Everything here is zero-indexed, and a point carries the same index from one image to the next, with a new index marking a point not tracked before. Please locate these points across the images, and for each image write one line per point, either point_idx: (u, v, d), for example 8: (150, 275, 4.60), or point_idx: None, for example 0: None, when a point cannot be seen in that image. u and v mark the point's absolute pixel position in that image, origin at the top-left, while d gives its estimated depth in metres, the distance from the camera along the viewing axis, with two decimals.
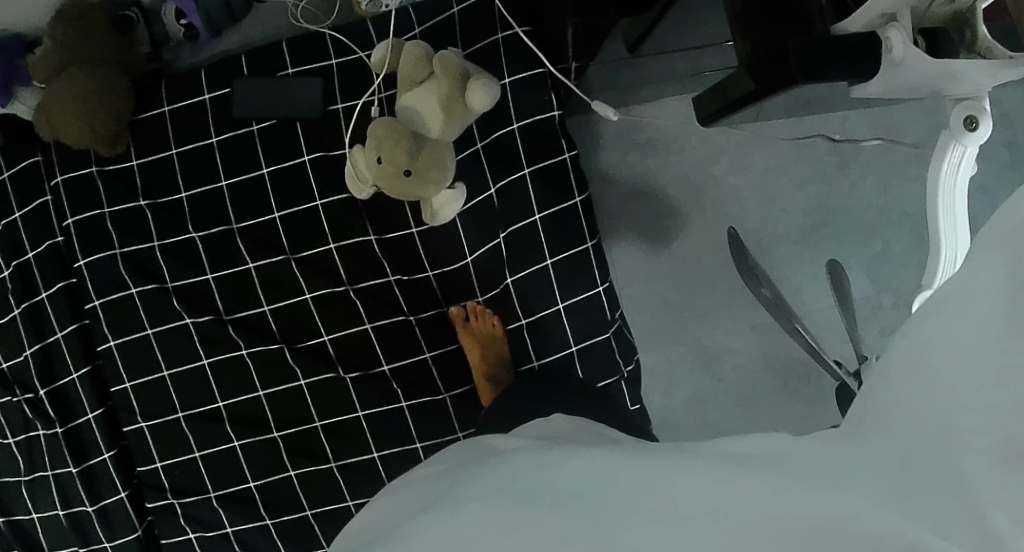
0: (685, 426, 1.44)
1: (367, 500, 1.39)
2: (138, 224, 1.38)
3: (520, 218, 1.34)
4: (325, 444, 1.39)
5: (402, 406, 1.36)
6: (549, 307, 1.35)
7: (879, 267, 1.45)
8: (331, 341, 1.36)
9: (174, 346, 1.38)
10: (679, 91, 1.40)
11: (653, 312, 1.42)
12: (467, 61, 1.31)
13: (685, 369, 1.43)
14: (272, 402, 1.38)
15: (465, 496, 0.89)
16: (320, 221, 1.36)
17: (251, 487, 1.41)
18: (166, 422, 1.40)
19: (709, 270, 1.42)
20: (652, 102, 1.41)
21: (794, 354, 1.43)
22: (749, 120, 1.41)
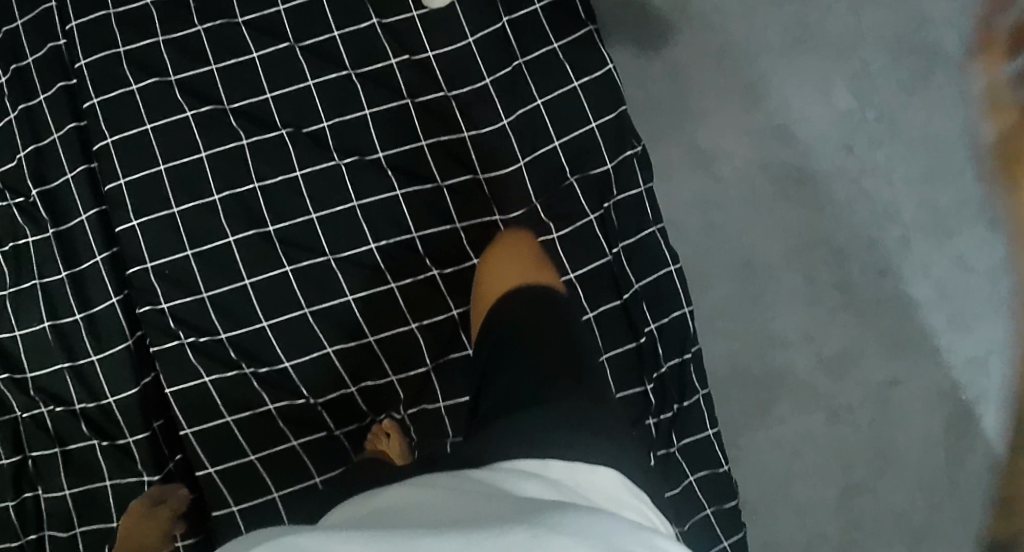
0: (690, 227, 1.51)
1: (367, 294, 1.36)
2: (142, 21, 1.41)
3: (523, 6, 1.38)
4: (322, 237, 1.36)
5: (397, 194, 1.37)
6: (563, 86, 1.37)
7: (860, 83, 1.55)
8: (330, 127, 1.38)
9: (174, 138, 1.38)
10: None
11: (651, 113, 1.52)
12: None
13: (683, 169, 1.51)
14: (268, 195, 1.37)
15: (539, 518, 0.89)
16: (324, 11, 1.40)
17: (246, 286, 1.36)
18: (158, 219, 1.37)
19: (698, 73, 1.53)
20: None
21: (786, 159, 1.52)
22: None
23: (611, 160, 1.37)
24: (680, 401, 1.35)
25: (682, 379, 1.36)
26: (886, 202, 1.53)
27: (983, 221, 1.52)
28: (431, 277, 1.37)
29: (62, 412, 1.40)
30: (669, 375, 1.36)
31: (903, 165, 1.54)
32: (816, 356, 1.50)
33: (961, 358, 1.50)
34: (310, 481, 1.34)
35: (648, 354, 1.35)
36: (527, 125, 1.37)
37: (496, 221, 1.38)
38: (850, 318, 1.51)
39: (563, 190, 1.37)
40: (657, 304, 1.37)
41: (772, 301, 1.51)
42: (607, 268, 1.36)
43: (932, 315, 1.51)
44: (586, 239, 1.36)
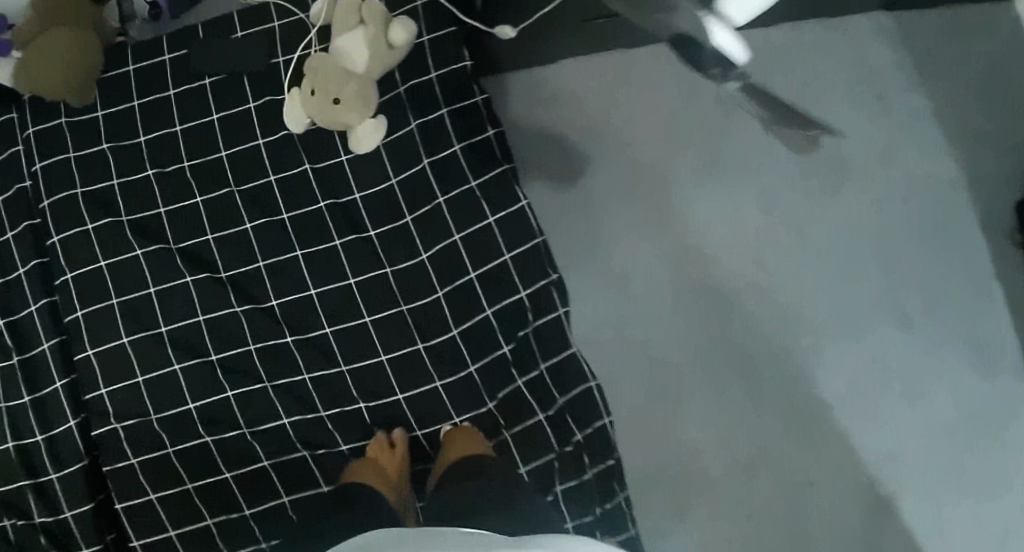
0: (606, 345, 1.64)
1: (301, 419, 1.46)
2: (99, 165, 1.54)
3: (443, 147, 1.50)
4: (260, 365, 1.48)
5: (327, 331, 1.48)
6: (480, 221, 1.48)
7: (771, 203, 1.68)
8: (265, 267, 1.50)
9: (124, 273, 1.50)
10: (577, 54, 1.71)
11: (568, 239, 1.66)
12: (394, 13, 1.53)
13: (598, 290, 1.65)
14: (212, 327, 1.48)
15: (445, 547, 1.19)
16: (261, 157, 1.53)
17: (191, 409, 1.47)
18: (111, 348, 1.48)
19: (609, 201, 1.67)
20: (553, 65, 1.72)
21: (699, 278, 1.65)
22: (630, 81, 1.70)
23: (524, 286, 1.47)
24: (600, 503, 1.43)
25: (604, 487, 1.43)
26: (798, 314, 1.65)
27: (893, 324, 1.64)
28: (358, 409, 1.47)
29: (22, 525, 1.48)
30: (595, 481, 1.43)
31: (817, 277, 1.66)
32: (730, 459, 1.60)
33: (880, 458, 1.60)
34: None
35: (571, 465, 1.43)
36: (444, 259, 1.49)
37: (419, 349, 1.47)
38: (764, 426, 1.61)
39: (474, 322, 1.47)
40: (582, 415, 1.44)
41: (687, 413, 1.62)
42: (531, 383, 1.46)
43: (845, 417, 1.61)
44: (497, 368, 1.46)
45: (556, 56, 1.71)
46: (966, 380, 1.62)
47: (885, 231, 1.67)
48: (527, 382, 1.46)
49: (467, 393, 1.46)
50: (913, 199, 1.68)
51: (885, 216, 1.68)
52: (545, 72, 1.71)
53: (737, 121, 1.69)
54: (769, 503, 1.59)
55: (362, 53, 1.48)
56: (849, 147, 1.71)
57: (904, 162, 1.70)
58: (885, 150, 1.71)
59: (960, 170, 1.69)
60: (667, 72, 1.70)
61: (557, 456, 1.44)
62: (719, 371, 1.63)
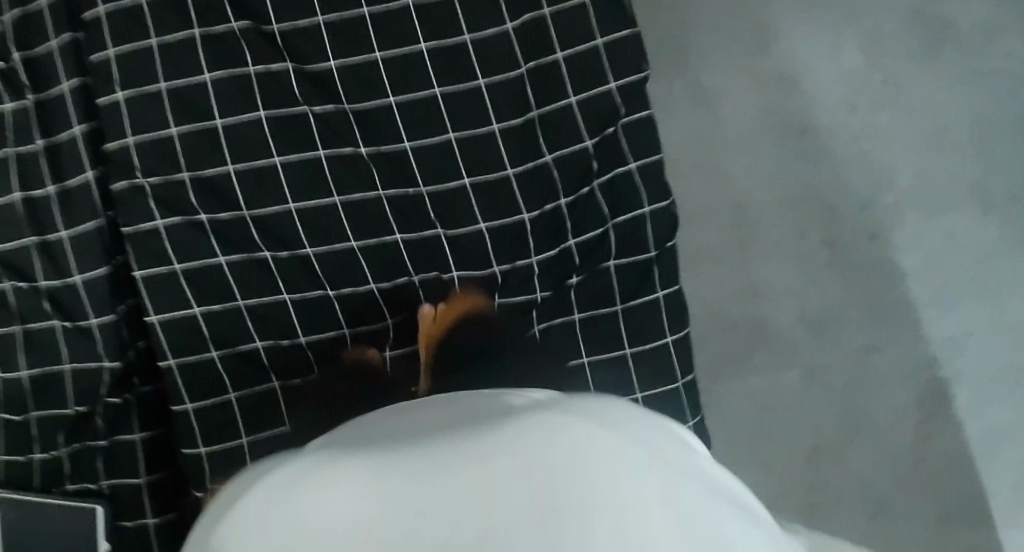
0: (682, 158, 1.54)
1: (354, 198, 1.32)
2: None
3: None
4: (315, 131, 1.32)
5: (390, 102, 1.33)
6: (574, 2, 1.35)
7: (869, 39, 1.59)
8: (326, 22, 1.33)
9: (167, 13, 1.33)
10: None
11: (656, 43, 1.57)
12: None
13: (682, 99, 1.55)
14: (261, 82, 1.33)
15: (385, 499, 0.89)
16: None
17: (230, 172, 1.31)
18: (143, 93, 1.31)
19: (704, 13, 1.57)
20: None
21: (786, 104, 1.56)
22: None
23: (614, 81, 1.34)
24: (668, 331, 1.33)
25: (675, 312, 1.34)
26: (882, 161, 1.56)
27: (974, 203, 1.56)
28: (419, 196, 1.33)
29: (24, 288, 1.35)
30: (666, 304, 1.34)
31: (905, 126, 1.57)
32: (799, 307, 1.52)
33: (942, 330, 1.52)
34: (271, 387, 1.29)
35: (643, 278, 1.34)
36: (532, 37, 1.35)
37: (492, 130, 1.33)
38: (836, 278, 1.53)
39: (557, 108, 1.34)
40: (662, 229, 1.34)
41: (761, 248, 1.52)
42: (609, 188, 1.35)
43: (919, 279, 1.53)
44: (578, 163, 1.34)
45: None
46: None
47: (979, 94, 1.59)
48: (603, 186, 1.35)
49: (537, 184, 1.33)
50: (1012, 77, 1.59)
51: (985, 87, 1.59)
52: None
53: None
54: (830, 361, 1.51)
55: None
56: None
57: (1005, 34, 1.60)
58: (989, 19, 1.61)
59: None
60: None
61: (616, 268, 1.34)
62: (795, 209, 1.54)
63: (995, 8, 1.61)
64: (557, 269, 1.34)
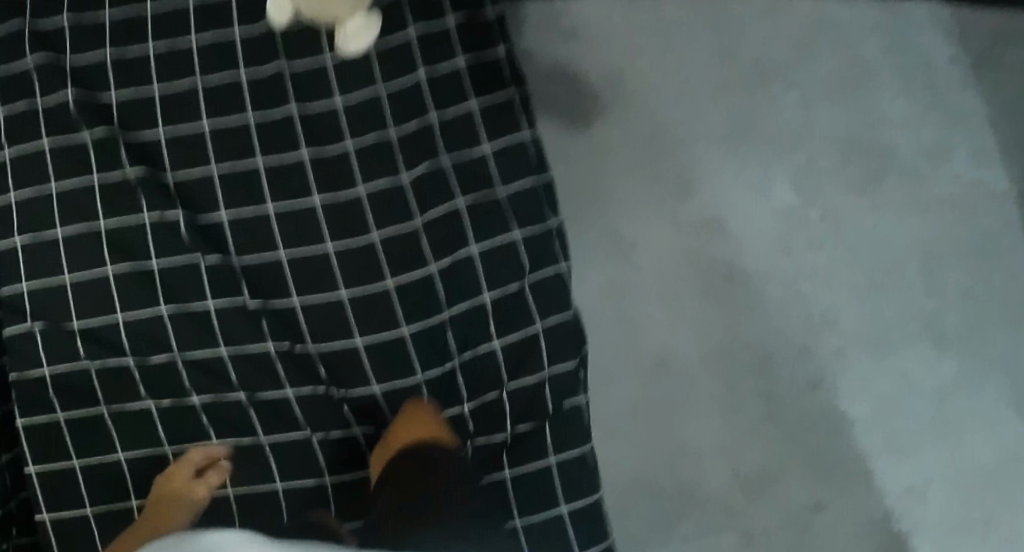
0: (602, 315, 1.44)
1: (241, 348, 1.26)
2: (54, 36, 1.35)
3: (444, 60, 1.30)
4: (205, 280, 1.27)
5: (282, 258, 1.28)
6: (475, 150, 1.29)
7: (807, 182, 1.47)
8: (219, 172, 1.29)
9: (65, 158, 1.30)
10: None
11: (569, 191, 1.46)
12: None
13: (599, 253, 1.45)
14: (155, 229, 1.28)
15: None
16: (235, 50, 1.32)
17: (119, 322, 1.27)
18: (40, 240, 1.29)
19: (619, 157, 1.46)
20: None
21: (715, 256, 1.44)
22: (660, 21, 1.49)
23: (518, 231, 1.27)
24: (565, 501, 1.25)
25: (570, 480, 1.25)
26: (825, 311, 1.44)
27: (934, 344, 1.44)
28: (308, 354, 1.27)
29: None
30: (564, 469, 1.25)
31: (854, 274, 1.45)
32: (730, 471, 1.42)
33: (897, 487, 1.41)
34: None
35: (535, 442, 1.26)
36: (427, 186, 1.28)
37: (386, 285, 1.27)
38: (774, 437, 1.42)
39: (455, 259, 1.27)
40: (562, 390, 1.26)
41: (687, 406, 1.42)
42: (513, 348, 1.27)
43: (869, 436, 1.42)
44: (470, 322, 1.28)
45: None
46: (1003, 420, 1.42)
47: (938, 231, 1.46)
48: (504, 345, 1.27)
49: (432, 340, 1.28)
50: (973, 213, 1.46)
51: (949, 223, 1.46)
52: (567, 4, 1.49)
53: (780, 87, 1.48)
54: (768, 524, 1.41)
55: None
56: (912, 133, 1.48)
57: (952, 166, 1.47)
58: (936, 146, 1.48)
59: (1011, 184, 1.46)
60: (708, 20, 1.49)
61: (512, 435, 1.27)
62: (733, 367, 1.43)
63: (939, 136, 1.48)
64: (449, 432, 1.27)
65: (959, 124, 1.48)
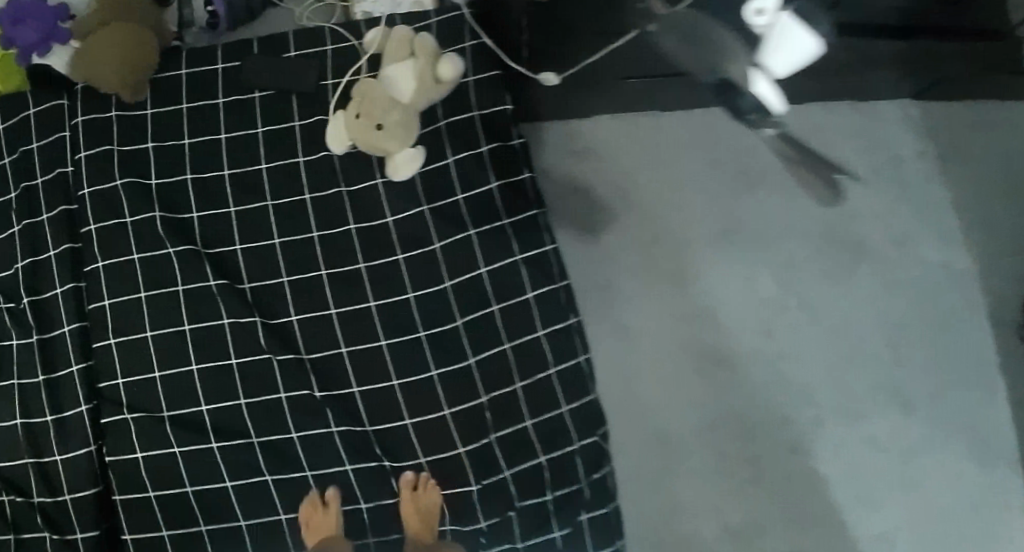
0: (612, 395, 1.67)
1: (310, 432, 1.48)
2: (140, 162, 1.57)
3: (479, 184, 1.52)
4: (278, 376, 1.49)
5: (344, 353, 1.50)
6: (508, 257, 1.50)
7: (784, 275, 1.71)
8: (289, 282, 1.52)
9: (154, 270, 1.53)
10: (608, 111, 1.75)
11: (583, 289, 1.70)
12: (448, 87, 1.52)
13: (610, 341, 1.68)
14: (234, 332, 1.50)
15: None
16: (299, 174, 1.54)
17: (202, 412, 1.49)
18: (131, 340, 1.52)
19: (627, 258, 1.70)
20: (585, 119, 1.75)
21: (708, 342, 1.68)
22: (658, 136, 1.74)
23: (543, 327, 1.50)
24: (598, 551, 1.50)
25: (603, 533, 1.50)
26: (800, 387, 1.68)
27: (895, 411, 1.68)
28: (363, 433, 1.49)
29: (21, 502, 1.51)
30: (597, 524, 1.50)
31: (826, 353, 1.69)
32: (723, 527, 1.64)
33: (867, 536, 1.64)
34: None
35: (577, 502, 1.49)
36: (468, 290, 1.50)
37: (431, 377, 1.50)
38: (760, 497, 1.65)
39: (493, 352, 1.50)
40: (590, 462, 1.50)
41: (686, 471, 1.65)
42: (544, 426, 1.50)
43: (840, 494, 1.65)
44: (507, 405, 1.50)
45: (589, 110, 1.75)
46: (964, 467, 1.65)
47: (897, 315, 1.71)
48: (537, 424, 1.49)
49: (471, 422, 1.50)
50: (925, 293, 1.72)
51: (907, 303, 1.71)
52: (577, 126, 1.75)
53: (761, 194, 1.73)
54: None
55: (407, 79, 1.50)
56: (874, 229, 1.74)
57: (915, 249, 1.73)
58: (902, 233, 1.74)
59: (968, 263, 1.72)
60: (697, 134, 1.74)
61: (552, 499, 1.49)
62: (724, 437, 1.66)
63: (906, 226, 1.74)
64: (489, 499, 1.48)
65: (917, 220, 1.75)
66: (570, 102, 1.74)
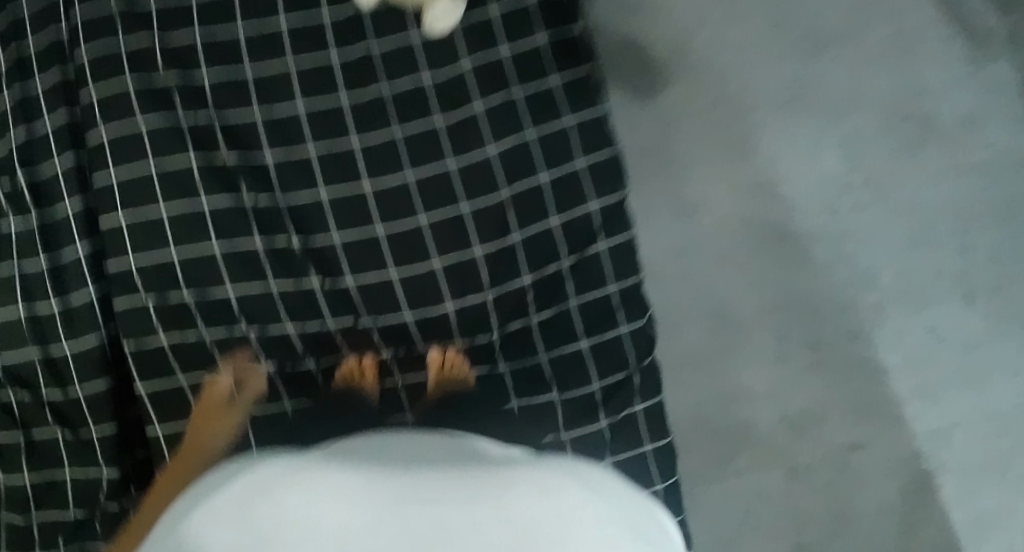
0: (666, 273, 1.56)
1: (344, 317, 1.38)
2: (142, 16, 1.41)
3: (525, 42, 1.39)
4: (307, 260, 1.38)
5: (377, 228, 1.38)
6: (555, 124, 1.38)
7: (851, 146, 1.58)
8: (314, 150, 1.39)
9: (163, 137, 1.37)
10: None
11: (636, 160, 1.57)
12: None
13: (666, 215, 1.56)
14: (257, 211, 1.38)
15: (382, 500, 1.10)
16: (324, 31, 1.40)
17: (228, 293, 1.36)
18: (142, 214, 1.36)
19: (684, 126, 1.57)
20: None
21: (769, 217, 1.56)
22: None
23: (593, 199, 1.38)
24: (650, 441, 1.37)
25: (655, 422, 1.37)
26: (865, 266, 1.56)
27: (958, 293, 1.56)
28: (402, 318, 1.39)
29: (28, 400, 1.38)
30: (649, 415, 1.38)
31: (892, 231, 1.57)
32: (780, 414, 1.54)
33: (925, 427, 1.54)
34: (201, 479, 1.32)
35: (624, 393, 1.38)
36: (509, 158, 1.38)
37: (474, 253, 1.38)
38: (820, 382, 1.55)
39: (539, 227, 1.38)
40: (642, 346, 1.39)
41: (743, 355, 1.55)
42: (591, 306, 1.39)
43: (900, 383, 1.55)
44: (551, 282, 1.39)
45: None
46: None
47: (964, 192, 1.58)
48: (582, 303, 1.38)
49: (516, 300, 1.39)
50: (994, 171, 1.58)
51: (977, 180, 1.58)
52: None
53: (827, 58, 1.59)
54: (811, 461, 1.54)
55: None
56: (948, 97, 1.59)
57: (984, 132, 1.59)
58: (975, 114, 1.59)
59: None
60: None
61: (601, 387, 1.38)
62: (784, 318, 1.55)
63: (980, 102, 1.59)
64: (526, 382, 1.38)
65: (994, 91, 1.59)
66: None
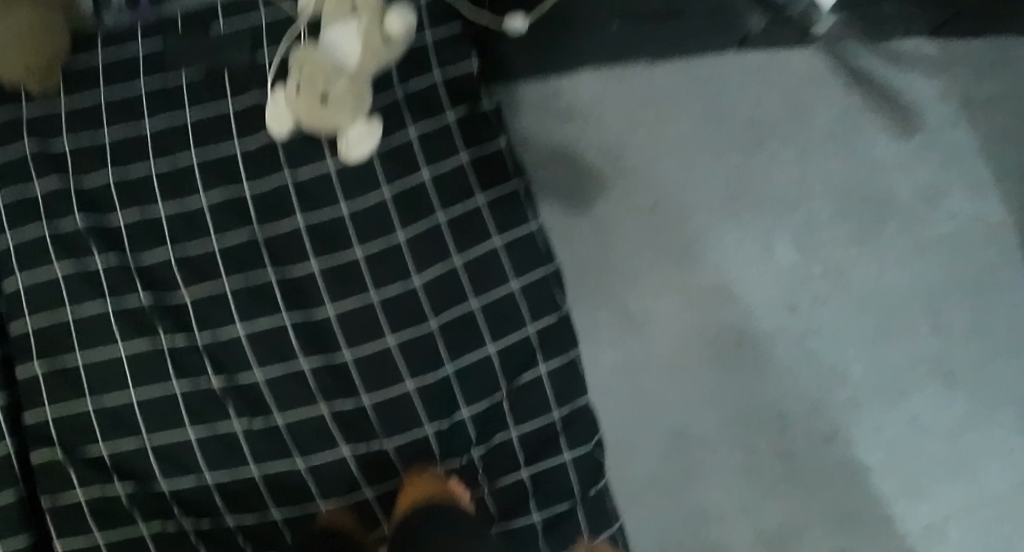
0: (613, 392, 1.47)
1: (273, 466, 1.30)
2: (55, 160, 1.37)
3: (448, 158, 1.35)
4: (230, 405, 1.30)
5: (303, 364, 1.31)
6: (483, 244, 1.34)
7: (807, 239, 1.49)
8: (234, 291, 1.33)
9: (80, 285, 1.33)
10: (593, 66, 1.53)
11: (579, 271, 1.49)
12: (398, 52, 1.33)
13: (609, 335, 1.48)
14: (176, 354, 1.32)
15: None
16: (236, 163, 1.36)
17: (146, 446, 1.30)
18: (59, 367, 1.31)
19: (628, 232, 1.50)
20: (568, 75, 1.53)
21: (726, 321, 1.48)
22: (646, 89, 1.52)
23: (531, 321, 1.34)
24: None
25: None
26: (832, 365, 1.46)
27: (936, 379, 1.46)
28: (337, 455, 1.30)
29: None
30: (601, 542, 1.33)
31: (861, 324, 1.47)
32: (751, 530, 1.44)
33: (916, 528, 1.43)
34: None
35: (569, 525, 1.33)
36: (438, 285, 1.33)
37: (407, 388, 1.31)
38: (799, 494, 1.44)
39: (476, 357, 1.33)
40: (587, 474, 1.34)
41: (704, 471, 1.45)
42: (532, 434, 1.33)
43: (884, 483, 1.44)
44: (490, 415, 1.33)
45: (573, 67, 1.53)
46: (1020, 444, 1.44)
47: (937, 276, 1.48)
48: (522, 434, 1.33)
49: (455, 438, 1.33)
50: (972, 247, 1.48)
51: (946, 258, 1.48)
52: (559, 84, 1.53)
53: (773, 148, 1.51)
54: None
55: (354, 45, 1.29)
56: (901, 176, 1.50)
57: (948, 203, 1.49)
58: (932, 187, 1.49)
59: (1010, 216, 1.49)
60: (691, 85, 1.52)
61: (542, 519, 1.32)
62: (747, 424, 1.46)
63: (938, 176, 1.49)
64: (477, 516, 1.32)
65: (959, 169, 1.49)
66: (550, 59, 1.53)
